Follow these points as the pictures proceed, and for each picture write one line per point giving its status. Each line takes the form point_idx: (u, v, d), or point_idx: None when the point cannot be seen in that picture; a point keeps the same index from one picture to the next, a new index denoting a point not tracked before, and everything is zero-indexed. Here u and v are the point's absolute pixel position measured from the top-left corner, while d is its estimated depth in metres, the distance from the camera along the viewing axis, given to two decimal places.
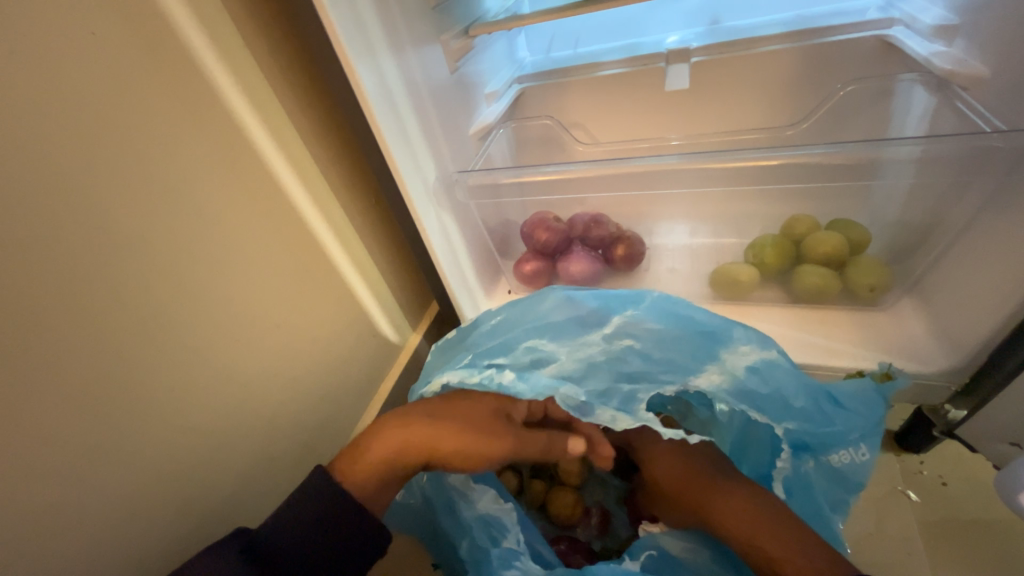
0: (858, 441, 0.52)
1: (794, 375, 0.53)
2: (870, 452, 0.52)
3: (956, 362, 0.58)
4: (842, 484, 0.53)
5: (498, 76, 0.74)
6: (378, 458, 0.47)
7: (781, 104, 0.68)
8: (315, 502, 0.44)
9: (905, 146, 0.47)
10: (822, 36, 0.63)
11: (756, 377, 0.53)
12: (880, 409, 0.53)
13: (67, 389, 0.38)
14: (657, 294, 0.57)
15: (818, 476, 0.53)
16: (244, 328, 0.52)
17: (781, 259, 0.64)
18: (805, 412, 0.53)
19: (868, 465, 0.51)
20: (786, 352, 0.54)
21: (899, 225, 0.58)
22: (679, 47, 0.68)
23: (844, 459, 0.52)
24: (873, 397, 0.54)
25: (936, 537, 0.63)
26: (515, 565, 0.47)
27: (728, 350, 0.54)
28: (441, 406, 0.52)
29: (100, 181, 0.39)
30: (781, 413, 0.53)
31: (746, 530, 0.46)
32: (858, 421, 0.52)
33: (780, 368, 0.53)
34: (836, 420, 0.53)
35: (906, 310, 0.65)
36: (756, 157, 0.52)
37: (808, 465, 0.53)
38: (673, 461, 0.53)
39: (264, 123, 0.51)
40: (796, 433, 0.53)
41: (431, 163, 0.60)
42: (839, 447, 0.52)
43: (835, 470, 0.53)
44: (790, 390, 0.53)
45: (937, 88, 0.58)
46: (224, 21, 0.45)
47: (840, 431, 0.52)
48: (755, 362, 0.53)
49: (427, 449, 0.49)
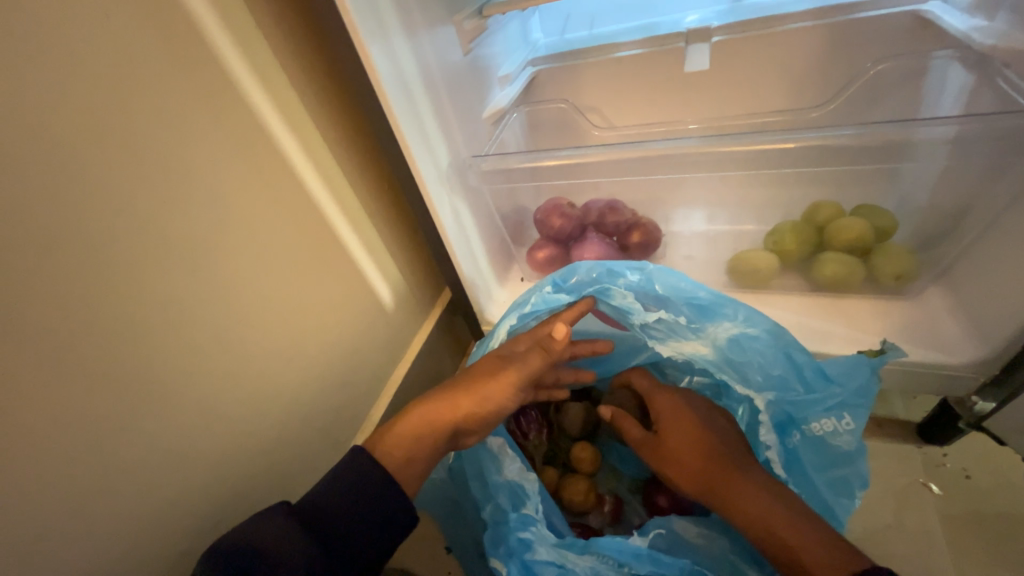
0: (839, 411, 0.51)
1: (773, 349, 0.53)
2: (854, 421, 0.50)
3: (987, 352, 0.56)
4: (834, 456, 0.51)
5: (512, 59, 0.73)
6: (406, 434, 0.49)
7: (805, 86, 0.66)
8: (352, 473, 0.45)
9: (939, 127, 0.45)
10: (850, 13, 0.61)
11: (738, 346, 0.54)
12: (868, 378, 0.51)
13: (91, 369, 0.39)
14: (656, 268, 0.56)
15: (808, 450, 0.52)
16: (260, 313, 0.52)
17: (803, 246, 0.62)
18: (781, 380, 0.52)
19: (852, 435, 0.50)
20: (778, 327, 0.53)
21: (929, 211, 0.56)
22: (699, 26, 0.66)
23: (825, 428, 0.51)
24: (861, 369, 0.51)
25: (958, 530, 0.62)
26: (529, 530, 0.47)
27: (713, 323, 0.55)
28: (461, 381, 0.52)
29: (115, 165, 0.39)
30: (759, 383, 0.53)
31: (759, 519, 0.45)
32: (840, 391, 0.51)
33: (760, 341, 0.53)
34: (816, 391, 0.51)
35: (934, 299, 0.63)
36: (778, 140, 0.50)
37: (795, 439, 0.52)
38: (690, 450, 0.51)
39: (277, 107, 0.51)
40: (775, 405, 0.53)
41: (444, 147, 0.60)
42: (821, 416, 0.51)
43: (822, 441, 0.52)
44: (769, 362, 0.53)
45: (976, 66, 0.55)
46: (237, 4, 0.45)
47: (819, 400, 0.51)
48: (735, 335, 0.54)
49: (451, 423, 0.50)
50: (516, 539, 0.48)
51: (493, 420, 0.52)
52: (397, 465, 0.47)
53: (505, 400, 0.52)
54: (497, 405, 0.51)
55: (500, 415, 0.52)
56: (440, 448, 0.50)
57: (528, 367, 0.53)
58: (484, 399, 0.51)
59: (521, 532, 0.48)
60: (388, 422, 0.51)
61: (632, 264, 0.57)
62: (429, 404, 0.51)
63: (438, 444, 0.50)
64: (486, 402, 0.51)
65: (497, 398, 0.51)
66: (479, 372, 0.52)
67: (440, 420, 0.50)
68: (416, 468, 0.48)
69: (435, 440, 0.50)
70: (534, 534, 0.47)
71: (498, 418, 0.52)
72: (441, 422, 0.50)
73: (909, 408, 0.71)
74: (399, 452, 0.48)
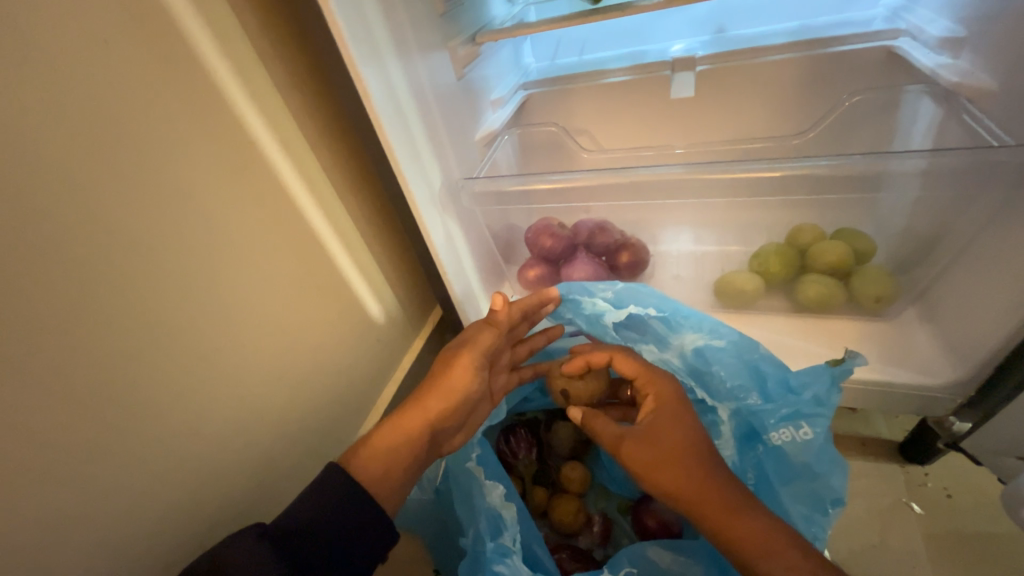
0: (797, 420, 0.52)
1: (736, 360, 0.56)
2: (812, 430, 0.51)
3: (961, 373, 0.59)
4: (797, 470, 0.51)
5: (504, 82, 0.75)
6: (384, 447, 0.49)
7: (785, 114, 0.68)
8: (324, 495, 0.44)
9: (910, 160, 0.47)
10: (828, 46, 0.63)
11: (702, 357, 0.57)
12: (827, 389, 0.52)
13: (75, 391, 0.38)
14: (622, 285, 0.60)
15: (768, 461, 0.53)
16: (250, 332, 0.52)
17: (785, 268, 0.64)
18: (741, 389, 0.55)
19: (810, 446, 0.50)
20: (740, 338, 0.56)
21: (904, 237, 0.58)
22: (685, 55, 0.68)
23: (783, 438, 0.52)
24: (819, 378, 0.52)
25: (939, 550, 0.63)
26: (504, 562, 0.47)
27: (679, 333, 0.59)
28: (426, 382, 0.54)
29: (109, 187, 0.39)
30: (722, 392, 0.56)
31: (749, 544, 0.42)
32: (796, 400, 0.52)
33: (724, 351, 0.56)
34: (773, 401, 0.54)
35: (911, 320, 0.65)
36: (761, 169, 0.52)
37: (759, 451, 0.54)
38: (679, 471, 0.45)
39: (271, 127, 0.51)
40: (738, 415, 0.56)
41: (437, 168, 0.60)
42: (779, 425, 0.52)
43: (782, 453, 0.52)
44: (728, 373, 0.56)
45: (944, 99, 0.57)
46: (235, 29, 0.46)
47: (775, 409, 0.53)
48: (700, 345, 0.57)
49: (424, 426, 0.51)
50: (491, 571, 0.46)
51: (462, 410, 0.54)
52: (373, 481, 0.47)
53: (471, 385, 0.54)
54: (462, 393, 0.53)
55: (469, 403, 0.54)
56: (421, 455, 0.51)
57: (482, 344, 0.55)
58: (451, 392, 0.53)
59: (496, 564, 0.47)
60: (362, 437, 0.50)
61: (602, 284, 0.61)
62: (401, 415, 0.51)
63: (416, 453, 0.50)
64: (453, 394, 0.53)
65: (462, 389, 0.53)
66: (437, 370, 0.54)
67: (414, 428, 0.51)
68: (392, 481, 0.48)
69: (414, 448, 0.50)
70: (508, 566, 0.46)
71: (466, 408, 0.54)
72: (414, 429, 0.51)
73: (889, 427, 0.72)
74: (378, 464, 0.48)
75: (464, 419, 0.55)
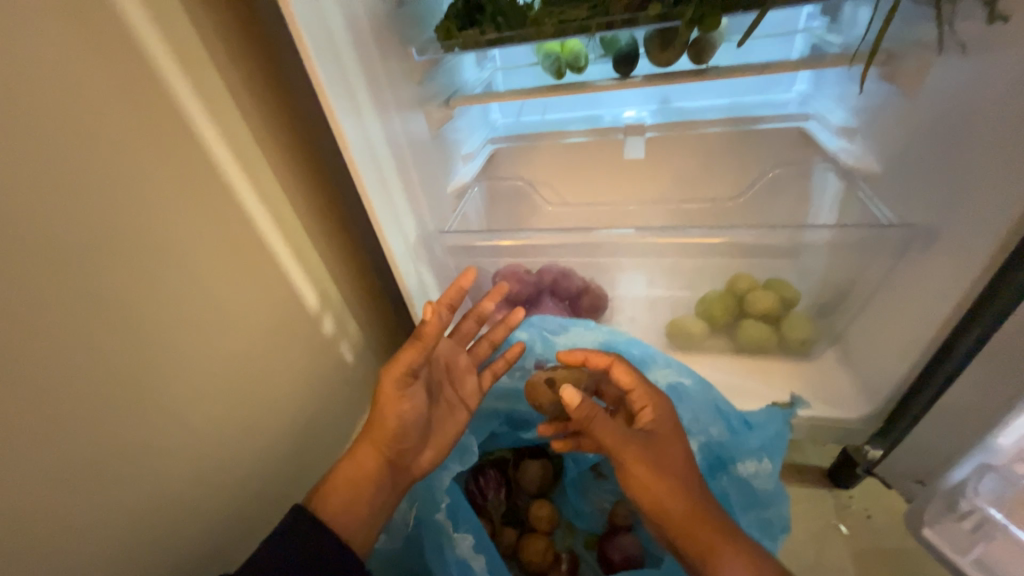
0: (760, 454, 0.58)
1: (705, 397, 0.61)
2: (772, 463, 0.58)
3: (872, 408, 0.68)
4: (759, 498, 0.57)
5: (473, 137, 0.81)
6: (342, 482, 0.51)
7: (723, 179, 0.78)
8: (294, 542, 0.45)
9: (818, 232, 0.57)
10: (754, 123, 0.75)
11: (675, 394, 0.63)
12: (782, 425, 0.60)
13: (38, 453, 0.38)
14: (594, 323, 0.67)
15: (734, 490, 0.58)
16: (222, 383, 0.52)
17: (727, 314, 0.72)
18: (711, 426, 0.61)
19: (772, 476, 0.57)
20: (704, 379, 0.62)
21: (818, 289, 0.67)
22: (635, 123, 0.77)
23: (749, 469, 0.58)
24: (775, 418, 0.60)
25: (863, 568, 0.70)
26: None
27: (652, 372, 0.64)
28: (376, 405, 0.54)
29: (90, 248, 0.40)
30: (691, 428, 0.62)
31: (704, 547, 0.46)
32: (759, 436, 0.59)
33: (693, 389, 0.62)
34: (740, 436, 0.60)
35: (832, 360, 0.74)
36: (698, 235, 0.61)
37: (725, 480, 0.59)
38: (645, 481, 0.48)
39: (254, 184, 0.54)
40: (706, 448, 0.61)
41: (412, 222, 0.64)
42: (746, 458, 0.59)
43: (748, 482, 0.58)
44: (699, 409, 0.62)
45: (845, 177, 0.68)
46: (225, 97, 0.49)
47: (743, 443, 0.59)
48: (673, 383, 0.63)
49: (382, 453, 0.53)
50: None
51: (421, 430, 0.55)
52: (335, 513, 0.49)
53: (420, 405, 0.54)
54: (415, 415, 0.54)
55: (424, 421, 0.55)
56: (384, 483, 0.53)
57: (403, 364, 0.52)
58: (403, 416, 0.53)
59: None
60: (323, 476, 0.52)
61: (577, 320, 0.68)
62: (358, 446, 0.53)
63: (376, 480, 0.52)
64: (405, 417, 0.53)
65: (414, 410, 0.54)
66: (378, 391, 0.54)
67: (369, 459, 0.52)
68: (357, 513, 0.50)
69: (374, 478, 0.52)
70: None
71: (423, 428, 0.55)
72: (370, 458, 0.52)
73: (820, 455, 0.80)
74: (338, 502, 0.50)
75: (428, 437, 0.57)
